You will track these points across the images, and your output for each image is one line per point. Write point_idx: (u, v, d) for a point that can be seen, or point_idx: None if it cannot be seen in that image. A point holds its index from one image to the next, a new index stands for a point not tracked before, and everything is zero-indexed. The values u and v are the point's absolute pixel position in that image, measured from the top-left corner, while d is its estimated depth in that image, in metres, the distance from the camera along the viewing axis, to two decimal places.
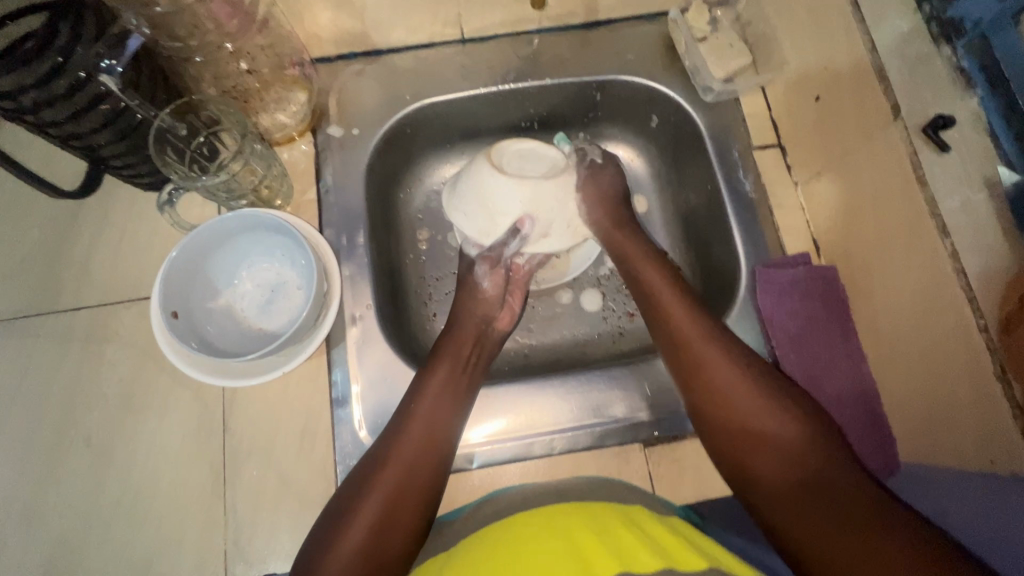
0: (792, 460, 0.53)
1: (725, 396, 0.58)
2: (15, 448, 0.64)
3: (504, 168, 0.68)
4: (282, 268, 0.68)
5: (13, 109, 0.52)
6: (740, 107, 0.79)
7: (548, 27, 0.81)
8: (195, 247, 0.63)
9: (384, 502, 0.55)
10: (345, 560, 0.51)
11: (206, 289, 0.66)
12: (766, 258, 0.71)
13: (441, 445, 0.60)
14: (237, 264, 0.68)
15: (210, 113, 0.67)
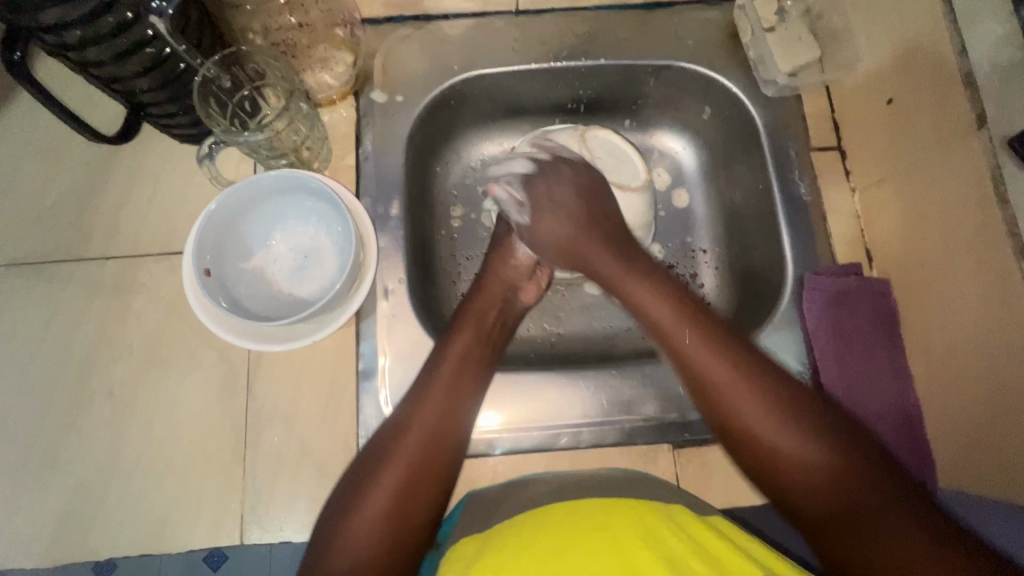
0: (788, 436, 0.51)
1: (729, 392, 0.54)
2: (37, 394, 0.64)
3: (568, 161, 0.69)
4: (317, 234, 0.66)
5: (57, 45, 0.50)
6: (801, 104, 0.76)
7: (607, 6, 0.78)
8: (232, 206, 0.62)
9: (403, 483, 0.53)
10: (363, 536, 0.50)
11: (241, 249, 0.64)
12: (817, 267, 0.70)
13: (455, 422, 0.58)
14: (273, 227, 0.66)
15: (256, 66, 0.65)
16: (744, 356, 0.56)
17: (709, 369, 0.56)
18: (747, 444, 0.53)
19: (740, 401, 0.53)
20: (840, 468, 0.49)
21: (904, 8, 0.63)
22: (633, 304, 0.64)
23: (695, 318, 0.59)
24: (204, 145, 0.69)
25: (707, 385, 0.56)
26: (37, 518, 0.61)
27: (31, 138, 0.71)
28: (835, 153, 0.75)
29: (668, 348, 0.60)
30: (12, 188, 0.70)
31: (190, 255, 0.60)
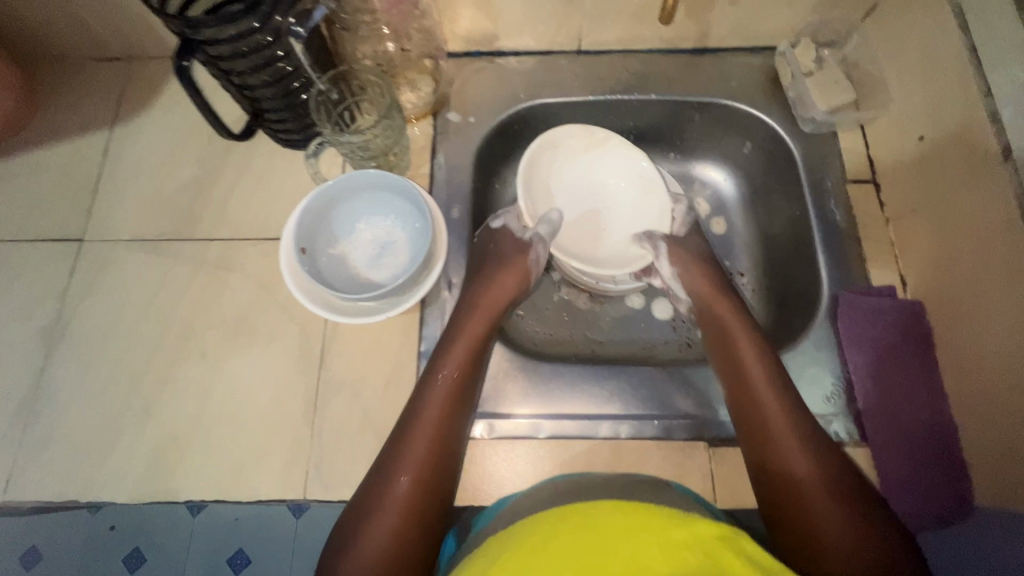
0: (843, 524, 0.54)
1: (778, 440, 0.61)
2: (141, 350, 0.73)
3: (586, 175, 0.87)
4: (395, 229, 0.75)
5: (212, 56, 0.62)
6: (837, 140, 0.82)
7: (659, 49, 0.87)
8: (327, 199, 0.71)
9: (406, 509, 0.57)
10: (375, 539, 0.54)
11: (330, 236, 0.74)
12: (851, 286, 0.75)
13: (449, 445, 0.62)
14: (358, 218, 0.75)
15: (360, 83, 0.77)
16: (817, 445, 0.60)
17: (769, 435, 0.62)
18: (785, 501, 0.58)
19: (792, 463, 0.59)
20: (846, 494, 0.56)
21: (934, 56, 0.69)
22: (726, 353, 0.70)
23: (772, 378, 0.65)
24: (311, 146, 0.79)
25: (776, 462, 0.60)
26: (129, 460, 0.68)
27: (161, 138, 0.84)
28: (871, 185, 0.80)
29: (737, 406, 0.66)
30: (140, 177, 0.82)
31: (290, 237, 0.70)
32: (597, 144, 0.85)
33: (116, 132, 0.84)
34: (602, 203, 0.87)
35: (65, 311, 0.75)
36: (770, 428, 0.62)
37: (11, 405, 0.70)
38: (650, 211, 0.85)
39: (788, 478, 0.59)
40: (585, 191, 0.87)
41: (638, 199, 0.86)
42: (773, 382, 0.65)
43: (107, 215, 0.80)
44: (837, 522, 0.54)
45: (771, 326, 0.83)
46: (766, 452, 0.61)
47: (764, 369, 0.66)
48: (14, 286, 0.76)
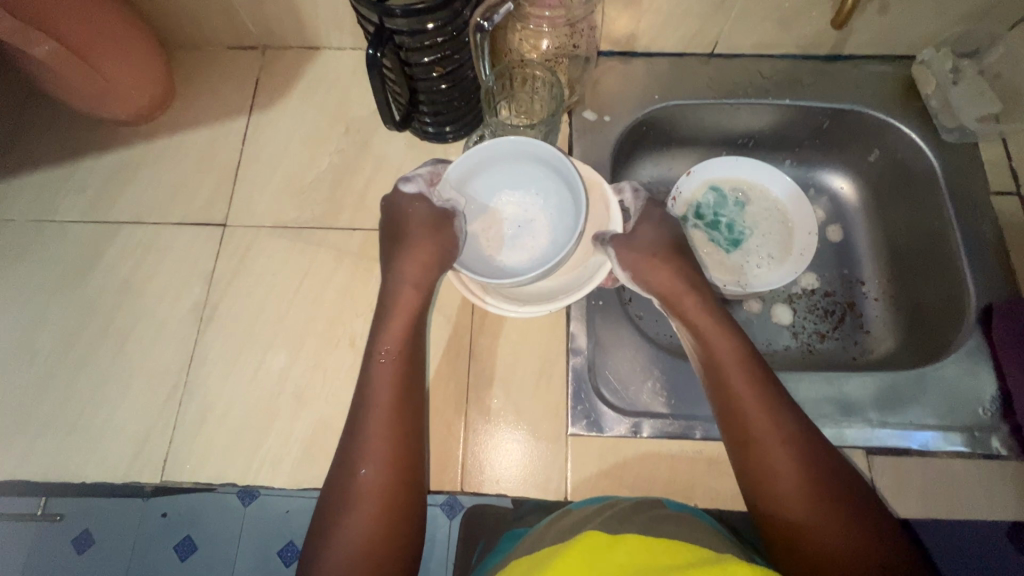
0: (831, 541, 0.52)
1: (769, 470, 0.56)
2: (290, 336, 0.73)
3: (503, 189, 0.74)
4: (541, 213, 0.74)
5: (402, 45, 0.64)
6: (978, 150, 0.82)
7: (792, 54, 0.87)
8: (501, 159, 0.72)
9: (370, 540, 0.54)
10: (353, 549, 0.53)
11: (483, 191, 0.74)
12: (1002, 297, 0.74)
13: (416, 449, 0.60)
14: (525, 189, 0.75)
15: (526, 77, 0.78)
16: (810, 451, 0.57)
17: (765, 465, 0.57)
18: (774, 506, 0.56)
19: (785, 496, 0.55)
20: (841, 533, 0.53)
21: None
22: (706, 362, 0.64)
23: (760, 397, 0.59)
24: (472, 138, 0.82)
25: (764, 469, 0.57)
26: (284, 445, 0.68)
27: (298, 127, 0.85)
28: (1015, 197, 0.79)
29: (721, 402, 0.62)
30: (279, 166, 0.83)
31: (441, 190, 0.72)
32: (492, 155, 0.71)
33: (254, 120, 0.85)
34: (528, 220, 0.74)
35: (214, 295, 0.76)
36: (757, 432, 0.58)
37: (166, 385, 0.71)
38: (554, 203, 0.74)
39: (779, 512, 0.55)
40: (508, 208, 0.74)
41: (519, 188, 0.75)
42: (760, 402, 0.59)
43: (248, 201, 0.81)
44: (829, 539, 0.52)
45: (903, 335, 0.84)
46: (756, 458, 0.58)
47: (750, 382, 0.61)
48: (165, 268, 0.77)
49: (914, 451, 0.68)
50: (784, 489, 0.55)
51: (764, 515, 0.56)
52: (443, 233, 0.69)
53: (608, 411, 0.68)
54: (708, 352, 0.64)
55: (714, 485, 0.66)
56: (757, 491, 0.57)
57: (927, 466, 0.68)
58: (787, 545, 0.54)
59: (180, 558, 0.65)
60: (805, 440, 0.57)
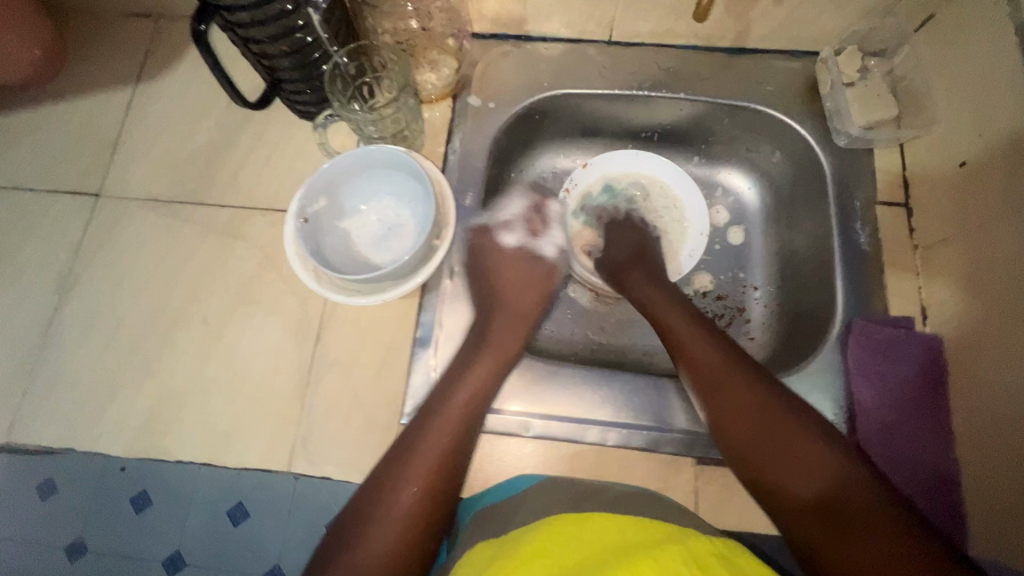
0: (829, 481, 0.54)
1: (768, 425, 0.59)
2: (145, 309, 0.74)
3: (369, 190, 0.71)
4: (403, 214, 0.71)
5: (231, 21, 0.60)
6: (872, 158, 0.77)
7: (694, 45, 0.83)
8: (368, 164, 0.69)
9: (417, 498, 0.56)
10: (401, 507, 0.55)
11: (361, 194, 0.71)
12: (867, 314, 0.71)
13: (473, 422, 0.62)
14: (391, 193, 0.72)
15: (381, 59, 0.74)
16: (773, 397, 0.60)
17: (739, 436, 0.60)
18: (768, 467, 0.57)
19: (791, 467, 0.56)
20: (860, 486, 0.53)
21: (986, 77, 0.64)
22: (680, 351, 0.68)
23: (730, 363, 0.64)
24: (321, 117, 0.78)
25: (744, 426, 0.60)
26: (126, 414, 0.70)
27: (182, 98, 0.84)
28: (902, 208, 0.75)
29: (704, 386, 0.64)
30: (158, 138, 0.82)
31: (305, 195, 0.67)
32: (350, 158, 0.68)
33: (141, 90, 0.85)
34: (394, 222, 0.71)
35: (79, 264, 0.77)
36: (742, 398, 0.61)
37: (24, 349, 0.73)
38: (418, 204, 0.70)
39: (779, 464, 0.57)
40: (376, 208, 0.72)
41: (386, 191, 0.71)
42: (734, 368, 0.63)
43: (125, 172, 0.81)
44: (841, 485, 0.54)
45: (781, 344, 0.82)
46: (731, 423, 0.61)
47: (716, 355, 0.64)
48: (36, 236, 0.78)
49: None
50: (784, 449, 0.57)
51: (762, 476, 0.58)
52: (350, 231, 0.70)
53: None
54: (684, 352, 0.67)
55: None
56: (747, 455, 0.59)
57: None
58: (786, 499, 0.56)
59: (114, 521, 0.67)
60: (770, 391, 0.61)
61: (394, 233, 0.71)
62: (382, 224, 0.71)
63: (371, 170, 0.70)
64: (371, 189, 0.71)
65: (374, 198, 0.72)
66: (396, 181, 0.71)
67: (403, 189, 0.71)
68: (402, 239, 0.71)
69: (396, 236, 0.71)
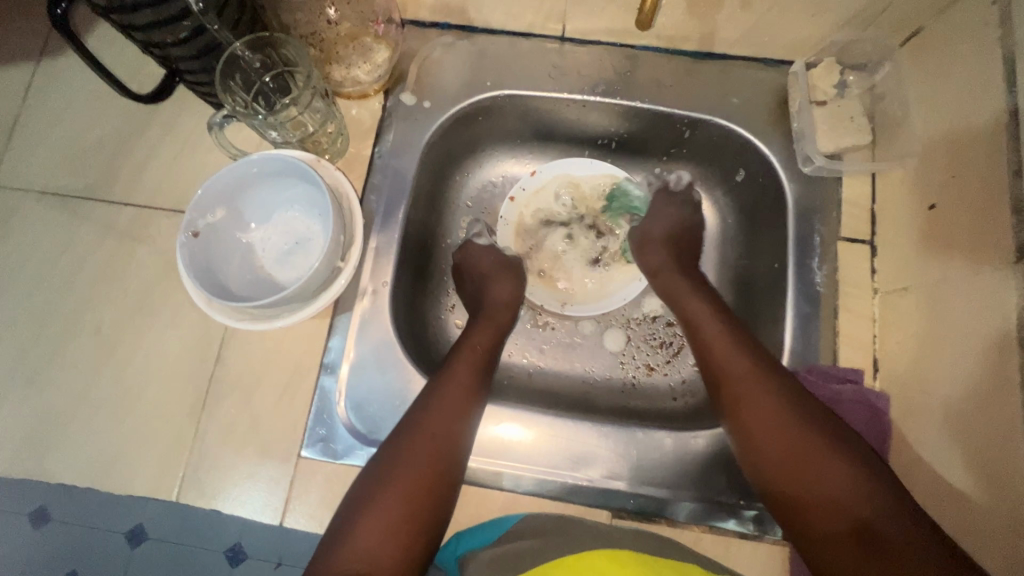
0: (849, 494, 0.49)
1: (790, 437, 0.54)
2: (34, 316, 0.68)
3: (273, 201, 0.65)
4: (312, 229, 0.65)
5: (102, 5, 0.52)
6: (840, 187, 0.70)
7: (656, 47, 0.74)
8: (270, 174, 0.62)
9: (406, 501, 0.53)
10: (387, 515, 0.52)
11: (263, 205, 0.65)
12: (813, 363, 0.65)
13: (454, 434, 0.58)
14: (298, 205, 0.65)
15: (289, 53, 0.66)
16: (799, 402, 0.56)
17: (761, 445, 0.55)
18: (791, 479, 0.52)
19: (817, 484, 0.51)
20: (887, 514, 0.48)
21: (967, 110, 0.57)
22: (702, 353, 0.63)
23: (752, 366, 0.59)
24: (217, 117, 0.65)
25: (762, 432, 0.55)
26: (7, 430, 0.65)
27: (85, 78, 0.76)
28: (867, 245, 0.68)
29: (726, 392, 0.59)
30: (58, 123, 0.75)
31: (194, 210, 0.59)
32: (249, 168, 0.61)
33: (42, 67, 0.77)
34: (303, 238, 0.66)
35: None
36: (763, 404, 0.56)
37: None
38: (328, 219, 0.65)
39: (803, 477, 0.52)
40: (281, 221, 0.66)
41: (292, 202, 0.65)
42: (756, 374, 0.58)
43: (21, 159, 0.74)
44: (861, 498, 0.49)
45: None
46: (748, 427, 0.56)
47: (739, 359, 0.60)
48: None
49: (665, 519, 0.62)
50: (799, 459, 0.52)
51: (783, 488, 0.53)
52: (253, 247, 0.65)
53: (348, 437, 0.64)
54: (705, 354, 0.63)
55: None
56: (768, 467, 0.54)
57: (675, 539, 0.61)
58: (811, 514, 0.50)
59: None
60: (795, 396, 0.56)
61: (301, 249, 0.65)
62: (289, 239, 0.65)
63: (275, 180, 0.63)
64: (275, 199, 0.65)
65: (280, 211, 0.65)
66: (303, 192, 0.64)
67: (312, 201, 0.65)
68: (310, 256, 0.65)
69: (305, 253, 0.65)
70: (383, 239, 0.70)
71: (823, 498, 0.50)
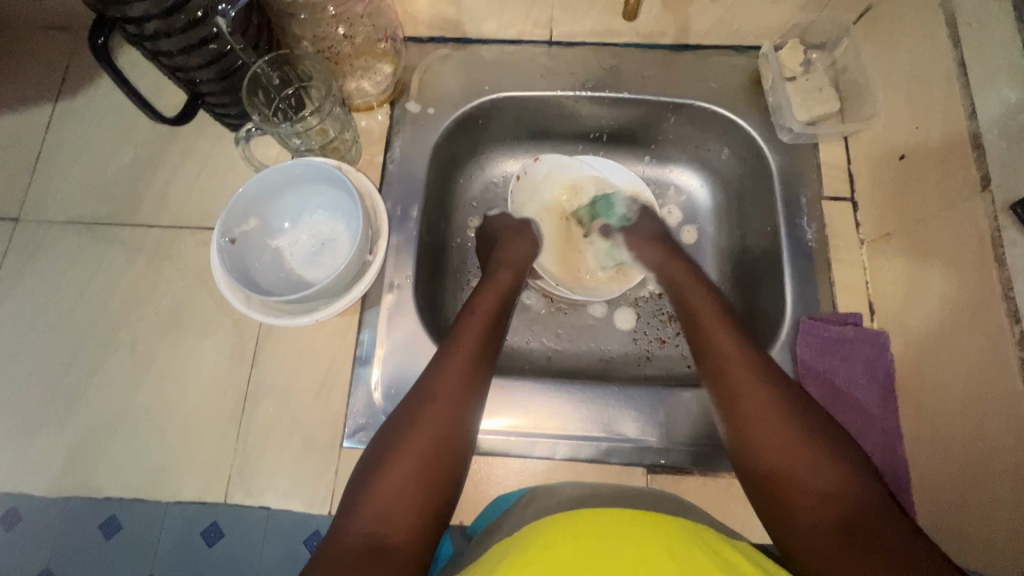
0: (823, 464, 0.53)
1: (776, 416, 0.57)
2: (69, 339, 0.70)
3: (301, 206, 0.69)
4: (338, 227, 0.69)
5: (137, 34, 0.57)
6: (817, 152, 0.76)
7: (636, 43, 0.81)
8: (297, 178, 0.66)
9: (420, 466, 0.53)
10: (398, 477, 0.52)
11: (290, 210, 0.69)
12: (814, 312, 0.70)
13: (471, 408, 0.58)
14: (325, 208, 0.70)
15: (305, 70, 0.72)
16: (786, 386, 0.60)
17: (760, 432, 0.57)
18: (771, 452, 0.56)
19: (806, 467, 0.53)
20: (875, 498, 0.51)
21: (921, 69, 0.63)
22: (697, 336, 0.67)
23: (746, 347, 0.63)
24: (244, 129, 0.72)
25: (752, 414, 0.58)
26: (49, 451, 0.66)
27: (104, 113, 0.80)
28: (848, 202, 0.75)
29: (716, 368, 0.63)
30: (80, 157, 0.78)
31: (228, 217, 0.63)
32: (277, 174, 0.65)
33: (60, 106, 0.80)
34: (329, 238, 0.69)
35: None
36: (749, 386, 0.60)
37: None
38: (352, 219, 0.68)
39: (788, 451, 0.55)
40: (309, 225, 0.69)
41: (318, 205, 0.69)
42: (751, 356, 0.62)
43: (46, 194, 0.77)
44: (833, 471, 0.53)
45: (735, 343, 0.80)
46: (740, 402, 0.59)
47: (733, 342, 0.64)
48: None
49: (697, 470, 0.65)
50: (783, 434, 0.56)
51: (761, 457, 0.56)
52: (281, 251, 0.69)
53: None
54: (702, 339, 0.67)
55: (483, 502, 0.65)
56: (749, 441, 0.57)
57: (707, 488, 0.65)
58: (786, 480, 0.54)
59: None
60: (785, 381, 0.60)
61: (329, 248, 0.69)
62: (316, 240, 0.69)
63: (302, 184, 0.67)
64: (303, 204, 0.69)
65: (307, 215, 0.69)
66: (328, 194, 0.69)
67: (337, 202, 0.69)
68: (337, 255, 0.68)
69: (332, 252, 0.69)
70: (402, 236, 0.74)
71: (811, 474, 0.53)
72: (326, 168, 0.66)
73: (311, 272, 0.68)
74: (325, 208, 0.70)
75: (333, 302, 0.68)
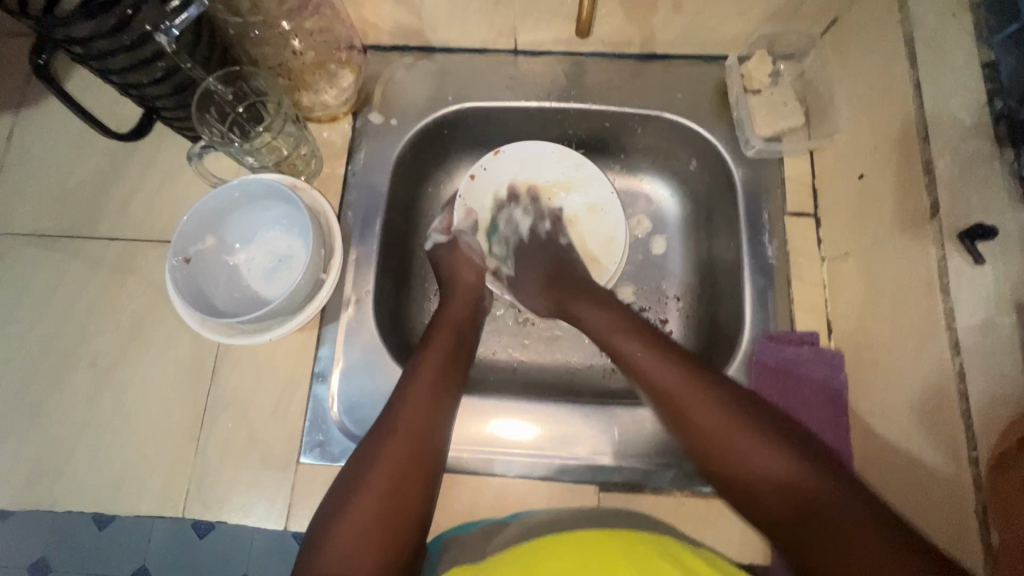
0: (765, 453, 0.53)
1: (708, 414, 0.57)
2: (31, 354, 0.71)
3: (258, 222, 0.69)
4: (295, 244, 0.69)
5: (81, 54, 0.56)
6: (782, 167, 0.76)
7: (602, 52, 0.80)
8: (250, 196, 0.66)
9: (381, 497, 0.54)
10: (364, 513, 0.53)
11: (246, 227, 0.69)
12: (772, 330, 0.70)
13: (431, 427, 0.59)
14: (281, 224, 0.70)
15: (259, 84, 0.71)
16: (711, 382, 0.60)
17: (707, 434, 0.57)
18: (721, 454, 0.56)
19: (757, 459, 0.53)
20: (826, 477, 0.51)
21: (880, 86, 0.63)
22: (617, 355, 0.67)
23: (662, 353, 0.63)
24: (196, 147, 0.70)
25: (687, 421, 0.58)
26: (11, 464, 0.67)
27: (65, 124, 0.79)
28: (811, 218, 0.74)
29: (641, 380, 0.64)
30: (41, 169, 0.78)
31: (181, 237, 0.64)
32: (228, 193, 0.65)
33: (21, 116, 0.80)
34: (286, 254, 0.69)
35: None
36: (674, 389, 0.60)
37: None
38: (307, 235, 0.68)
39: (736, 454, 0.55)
40: (267, 241, 0.69)
41: (275, 221, 0.69)
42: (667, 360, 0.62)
43: (8, 206, 0.77)
44: (779, 457, 0.53)
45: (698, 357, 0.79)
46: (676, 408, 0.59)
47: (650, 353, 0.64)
48: None
49: (650, 488, 0.66)
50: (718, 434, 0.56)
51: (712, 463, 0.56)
52: (238, 268, 0.69)
53: (342, 439, 0.67)
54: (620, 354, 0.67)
55: (437, 517, 0.66)
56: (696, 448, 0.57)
57: (658, 506, 0.65)
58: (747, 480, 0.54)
59: None
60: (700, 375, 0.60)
61: (286, 265, 0.69)
62: (274, 256, 0.69)
63: (257, 201, 0.67)
64: (259, 220, 0.69)
65: (264, 231, 0.69)
66: (283, 211, 0.69)
67: (293, 218, 0.69)
68: (293, 272, 0.68)
69: (289, 268, 0.69)
70: (362, 250, 0.74)
71: (762, 467, 0.53)
72: (278, 186, 0.66)
73: (269, 289, 0.68)
74: (282, 224, 0.70)
75: (291, 319, 0.68)
